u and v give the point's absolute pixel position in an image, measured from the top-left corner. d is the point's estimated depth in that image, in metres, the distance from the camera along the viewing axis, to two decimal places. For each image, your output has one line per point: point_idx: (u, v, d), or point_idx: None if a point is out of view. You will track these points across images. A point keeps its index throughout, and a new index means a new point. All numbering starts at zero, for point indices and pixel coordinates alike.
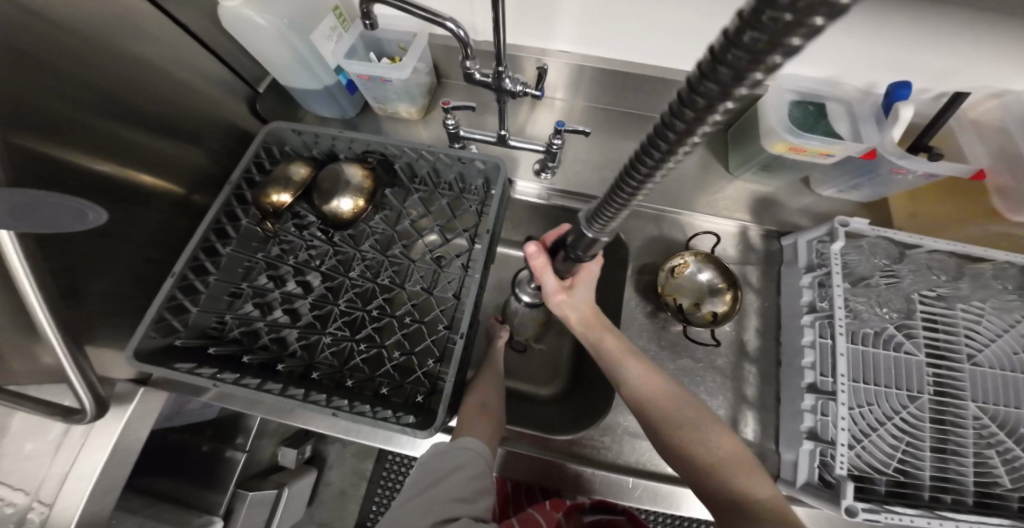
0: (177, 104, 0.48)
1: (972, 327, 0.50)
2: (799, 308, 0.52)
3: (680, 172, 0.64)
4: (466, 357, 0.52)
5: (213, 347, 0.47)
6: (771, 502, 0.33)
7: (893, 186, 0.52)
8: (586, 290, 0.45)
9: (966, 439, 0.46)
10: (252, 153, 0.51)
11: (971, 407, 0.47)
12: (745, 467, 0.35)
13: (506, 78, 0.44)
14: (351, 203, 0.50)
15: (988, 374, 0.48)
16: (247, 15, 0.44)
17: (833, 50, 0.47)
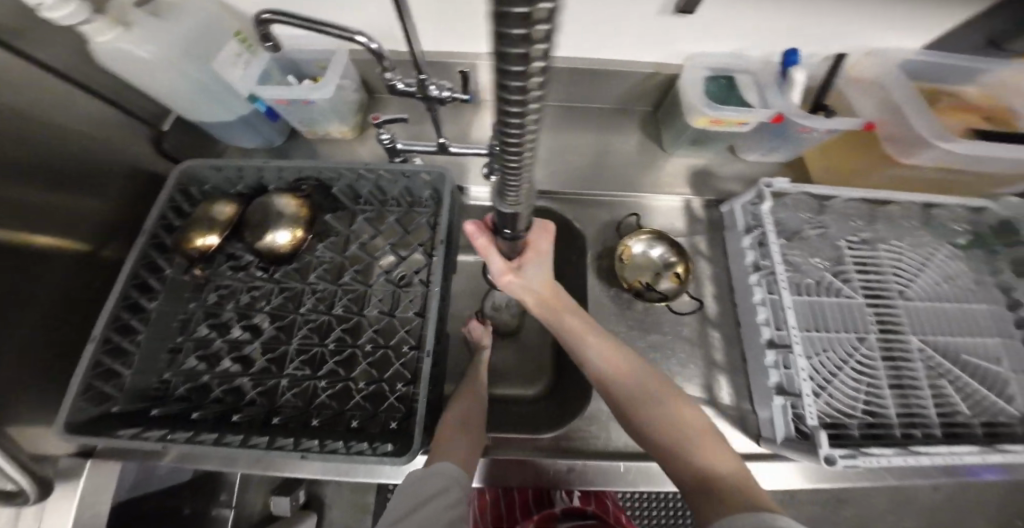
0: (71, 153, 0.43)
1: (903, 265, 0.54)
2: (745, 269, 0.54)
3: (622, 156, 0.66)
4: (439, 375, 0.51)
5: (157, 408, 0.43)
6: (735, 473, 0.32)
7: (804, 143, 0.56)
8: (536, 267, 0.45)
9: (917, 374, 0.50)
10: (164, 198, 0.48)
11: (916, 341, 0.52)
12: (708, 434, 0.36)
13: (430, 85, 0.42)
14: (289, 235, 0.47)
15: (920, 308, 0.53)
16: (129, 50, 0.40)
17: (737, 28, 0.50)
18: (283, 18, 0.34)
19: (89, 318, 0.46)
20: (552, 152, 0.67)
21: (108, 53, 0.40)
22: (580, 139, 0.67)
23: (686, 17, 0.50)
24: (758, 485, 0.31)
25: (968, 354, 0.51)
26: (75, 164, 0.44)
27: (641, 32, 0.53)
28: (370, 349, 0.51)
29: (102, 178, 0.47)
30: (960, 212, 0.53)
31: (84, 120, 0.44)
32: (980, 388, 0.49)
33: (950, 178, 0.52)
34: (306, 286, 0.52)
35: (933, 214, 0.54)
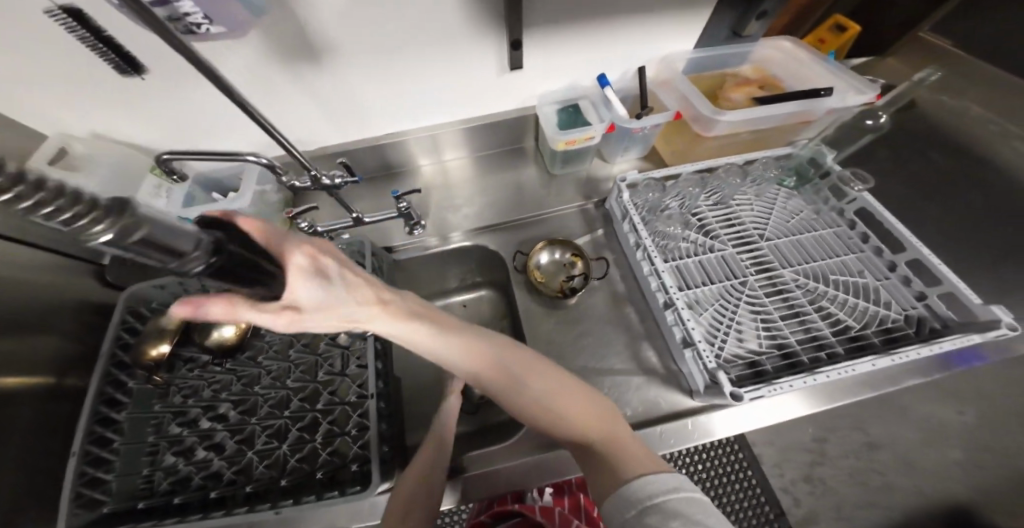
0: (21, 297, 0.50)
1: (761, 215, 0.65)
2: (631, 248, 0.64)
3: (522, 187, 0.77)
4: (390, 414, 0.56)
5: (144, 501, 0.48)
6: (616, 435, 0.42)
7: (646, 139, 0.69)
8: (312, 287, 0.32)
9: (802, 301, 0.57)
10: (117, 321, 0.54)
11: (788, 273, 0.60)
12: (574, 407, 0.44)
13: (323, 177, 0.50)
14: (233, 327, 0.54)
15: (784, 244, 0.62)
16: None
17: (552, 65, 0.65)
18: (191, 154, 0.44)
19: (57, 443, 0.50)
20: (462, 198, 0.77)
21: (31, 209, 0.47)
22: (483, 182, 0.78)
23: (520, 71, 0.64)
24: (615, 437, 0.42)
25: (834, 273, 0.59)
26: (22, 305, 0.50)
27: (489, 88, 0.67)
28: (328, 408, 0.55)
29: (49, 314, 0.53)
30: (770, 160, 0.67)
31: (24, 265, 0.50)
32: (862, 302, 0.56)
33: (749, 139, 0.67)
34: (261, 369, 0.57)
35: (752, 167, 0.66)
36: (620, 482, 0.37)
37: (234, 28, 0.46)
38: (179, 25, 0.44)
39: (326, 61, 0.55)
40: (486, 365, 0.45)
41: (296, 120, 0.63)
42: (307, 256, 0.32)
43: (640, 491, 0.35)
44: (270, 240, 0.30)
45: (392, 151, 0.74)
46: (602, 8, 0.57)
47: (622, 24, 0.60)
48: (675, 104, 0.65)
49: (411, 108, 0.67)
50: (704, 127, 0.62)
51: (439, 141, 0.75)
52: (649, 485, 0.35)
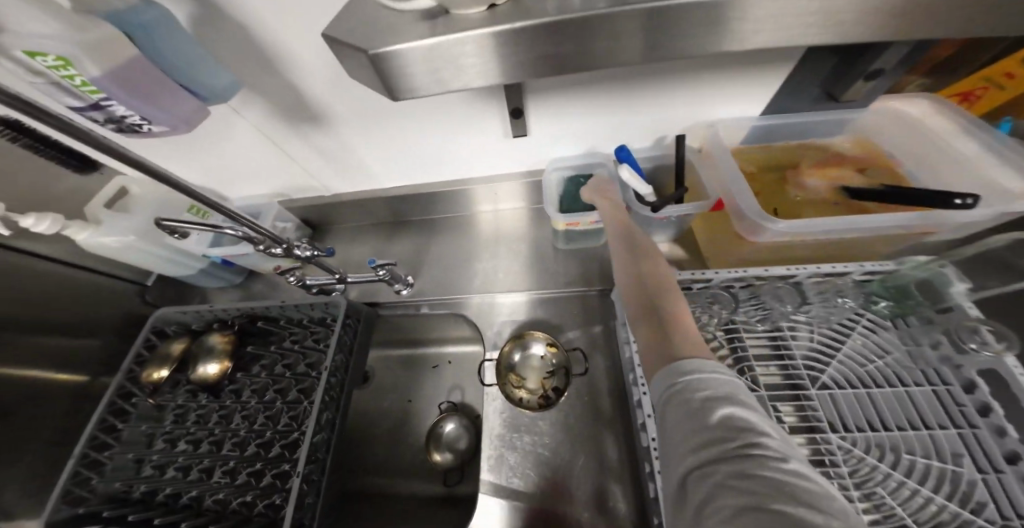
0: (70, 311, 0.60)
1: (812, 351, 0.50)
2: (626, 363, 0.52)
3: (524, 254, 0.69)
4: (321, 486, 0.53)
5: (108, 511, 0.50)
6: (679, 314, 0.36)
7: (674, 225, 0.56)
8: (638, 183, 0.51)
9: (846, 480, 0.41)
10: (142, 339, 0.62)
11: (837, 437, 0.44)
12: (672, 305, 0.37)
13: (294, 248, 0.52)
14: (216, 366, 0.58)
15: (842, 396, 0.46)
16: (102, 242, 0.57)
17: (564, 133, 0.56)
18: (187, 224, 0.48)
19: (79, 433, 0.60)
20: (459, 256, 0.72)
21: (88, 245, 0.56)
22: (487, 243, 0.72)
23: (527, 137, 0.57)
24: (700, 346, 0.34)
25: (902, 445, 0.42)
26: (71, 317, 0.61)
27: (495, 151, 0.61)
28: (276, 460, 0.55)
29: (93, 325, 0.63)
30: (854, 283, 0.51)
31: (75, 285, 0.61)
32: (934, 494, 0.39)
33: (822, 247, 0.50)
34: (237, 405, 0.60)
35: (817, 287, 0.51)
36: (670, 377, 0.32)
37: (182, 126, 0.40)
38: (126, 127, 0.38)
39: (327, 123, 0.56)
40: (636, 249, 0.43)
41: (309, 170, 0.66)
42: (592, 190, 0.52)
43: (681, 391, 0.31)
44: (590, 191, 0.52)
45: (398, 203, 0.73)
46: (625, 74, 0.46)
47: (651, 91, 0.49)
48: (716, 190, 0.51)
49: (415, 167, 0.65)
50: (748, 231, 0.47)
51: (444, 197, 0.71)
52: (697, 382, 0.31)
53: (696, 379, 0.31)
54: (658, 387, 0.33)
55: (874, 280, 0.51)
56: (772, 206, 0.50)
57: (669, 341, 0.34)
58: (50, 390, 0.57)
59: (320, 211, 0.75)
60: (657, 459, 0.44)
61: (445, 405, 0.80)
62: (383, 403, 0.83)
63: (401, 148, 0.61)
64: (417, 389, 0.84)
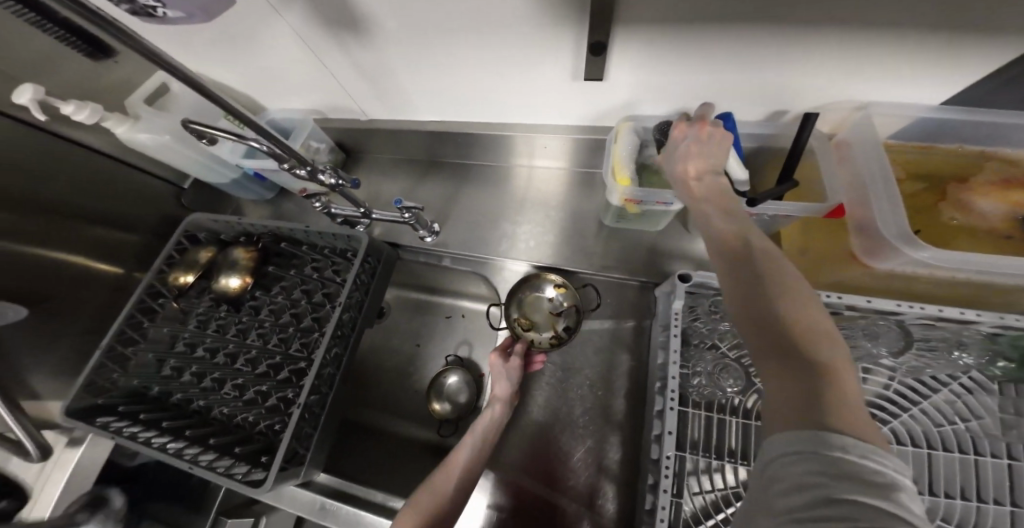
0: (112, 203, 0.61)
1: (881, 400, 0.43)
2: (654, 372, 0.45)
3: (564, 223, 0.61)
4: (320, 418, 0.54)
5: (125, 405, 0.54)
6: (817, 343, 0.21)
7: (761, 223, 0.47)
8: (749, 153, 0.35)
9: None
10: (173, 241, 0.62)
11: None
12: (809, 332, 0.21)
13: (320, 172, 0.46)
14: (238, 280, 0.57)
15: (898, 453, 0.41)
16: (136, 137, 0.55)
17: (648, 85, 0.45)
18: (215, 130, 0.41)
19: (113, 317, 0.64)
20: (490, 211, 0.65)
21: (125, 138, 0.55)
22: (523, 201, 0.64)
23: (601, 82, 0.46)
24: (855, 405, 0.19)
25: (946, 519, 0.38)
26: (113, 210, 0.62)
27: (560, 97, 0.51)
28: (282, 383, 0.57)
29: (132, 221, 0.64)
30: (980, 336, 0.40)
31: (117, 179, 0.61)
32: None
33: (954, 288, 0.39)
34: (254, 323, 0.61)
35: (923, 331, 0.41)
36: (787, 435, 0.19)
37: None
38: None
39: (365, 35, 0.47)
40: (742, 241, 0.28)
41: (348, 90, 0.60)
42: (688, 154, 0.36)
43: (797, 460, 0.18)
44: (692, 152, 0.36)
45: (435, 142, 0.66)
46: (772, 18, 0.33)
47: (797, 46, 0.36)
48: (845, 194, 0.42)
49: (460, 101, 0.57)
50: (871, 253, 0.39)
51: (485, 142, 0.63)
52: (826, 447, 0.18)
53: (830, 446, 0.18)
54: (779, 446, 0.19)
55: (1005, 338, 0.39)
56: (915, 225, 0.40)
57: (801, 388, 0.20)
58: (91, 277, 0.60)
59: (354, 136, 0.70)
60: (668, 479, 0.37)
61: (451, 358, 0.80)
62: (392, 341, 0.84)
63: (445, 76, 0.52)
64: (427, 335, 0.83)
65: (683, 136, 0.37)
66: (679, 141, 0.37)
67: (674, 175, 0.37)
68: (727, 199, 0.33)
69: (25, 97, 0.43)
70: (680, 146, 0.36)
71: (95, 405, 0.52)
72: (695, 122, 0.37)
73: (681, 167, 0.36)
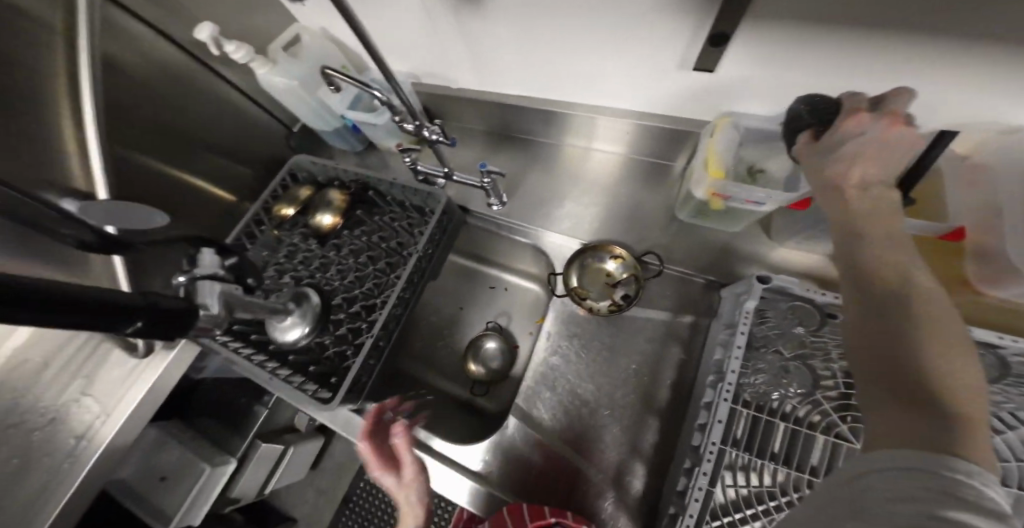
0: (238, 134, 0.70)
1: None
2: (710, 366, 0.46)
3: (635, 213, 0.62)
4: (384, 352, 0.60)
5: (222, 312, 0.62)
6: (954, 388, 0.22)
7: None
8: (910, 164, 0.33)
9: None
10: (279, 178, 0.71)
11: None
12: (951, 376, 0.22)
13: (423, 128, 0.50)
14: (331, 218, 0.64)
15: None
16: (270, 78, 0.62)
17: (759, 81, 0.45)
18: (343, 76, 0.48)
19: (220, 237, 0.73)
20: (563, 191, 0.67)
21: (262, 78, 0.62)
22: (595, 184, 0.66)
23: (710, 74, 0.46)
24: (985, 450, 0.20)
25: None
26: (236, 141, 0.71)
27: (659, 83, 0.51)
28: (355, 317, 0.62)
29: (249, 153, 0.73)
30: None
31: (244, 116, 0.70)
32: None
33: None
34: (335, 259, 0.67)
35: (1021, 367, 0.39)
36: (898, 451, 0.21)
37: None
38: None
39: (483, 7, 0.50)
40: (898, 274, 0.28)
41: (451, 58, 0.63)
42: (850, 155, 0.33)
43: (905, 473, 0.20)
44: (858, 153, 0.33)
45: (518, 115, 0.68)
46: (926, 18, 0.32)
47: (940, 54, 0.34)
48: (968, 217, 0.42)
49: (556, 80, 0.58)
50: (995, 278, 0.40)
51: (568, 122, 0.64)
52: (946, 467, 0.19)
53: (953, 469, 0.19)
54: (884, 457, 0.21)
55: None
56: None
57: (926, 418, 0.21)
58: (211, 197, 0.69)
59: (444, 103, 0.74)
60: (710, 465, 0.38)
61: (491, 324, 0.84)
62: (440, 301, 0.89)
63: (550, 54, 0.54)
64: (471, 301, 0.88)
65: (854, 129, 0.33)
66: (848, 133, 0.34)
67: (825, 177, 0.34)
68: (881, 220, 0.31)
69: (204, 33, 0.51)
70: (848, 142, 0.33)
71: None
72: (882, 115, 0.32)
73: (841, 166, 0.33)
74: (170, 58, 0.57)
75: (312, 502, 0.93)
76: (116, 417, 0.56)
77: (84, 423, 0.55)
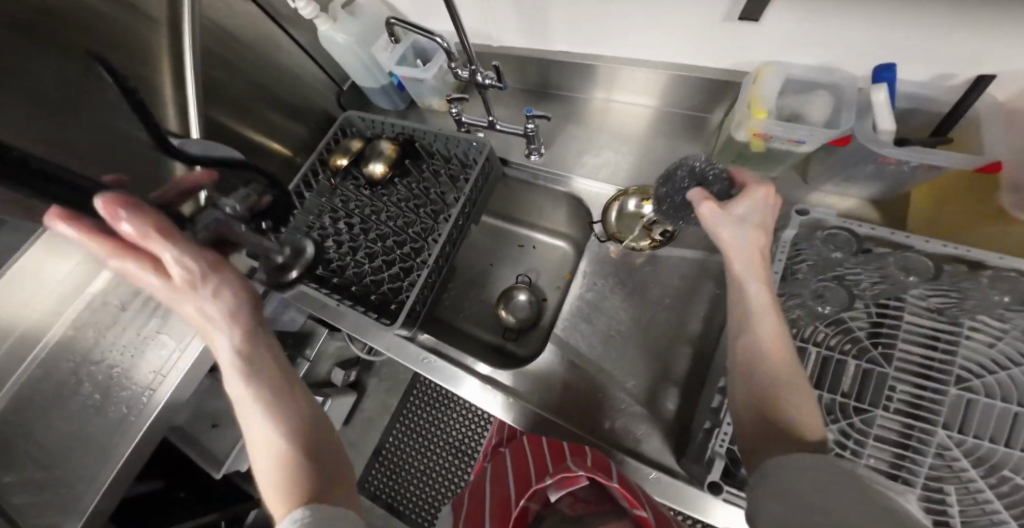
0: (297, 92, 0.76)
1: None
2: (744, 295, 0.49)
3: (670, 164, 0.65)
4: (434, 288, 0.65)
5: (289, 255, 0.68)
6: (792, 412, 0.33)
7: (891, 178, 0.49)
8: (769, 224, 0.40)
9: (919, 468, 0.36)
10: (332, 132, 0.76)
11: (944, 435, 0.36)
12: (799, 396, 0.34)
13: (479, 74, 0.55)
14: (382, 167, 0.69)
15: (984, 407, 0.37)
16: (328, 35, 0.67)
17: (803, 24, 0.47)
18: (407, 25, 0.55)
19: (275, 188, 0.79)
20: (599, 145, 0.71)
21: (320, 35, 0.67)
22: (631, 137, 0.69)
23: (754, 20, 0.48)
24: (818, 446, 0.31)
25: None
26: (293, 98, 0.76)
27: (701, 32, 0.53)
28: (406, 258, 0.67)
29: (303, 110, 0.79)
30: None
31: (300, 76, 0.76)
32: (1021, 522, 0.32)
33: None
34: (385, 207, 0.72)
35: None
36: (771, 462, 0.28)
37: None
38: None
39: None
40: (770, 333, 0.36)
41: (494, 16, 0.66)
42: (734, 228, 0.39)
43: (812, 470, 0.25)
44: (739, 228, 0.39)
45: (557, 71, 0.70)
46: None
47: None
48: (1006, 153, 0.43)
49: (598, 34, 0.61)
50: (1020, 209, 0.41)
51: (607, 76, 0.67)
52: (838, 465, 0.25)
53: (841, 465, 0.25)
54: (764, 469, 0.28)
55: None
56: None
57: (778, 443, 0.32)
58: (271, 151, 0.75)
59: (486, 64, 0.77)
60: None
61: (521, 279, 0.86)
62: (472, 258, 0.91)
63: (594, 6, 0.56)
64: (501, 258, 0.90)
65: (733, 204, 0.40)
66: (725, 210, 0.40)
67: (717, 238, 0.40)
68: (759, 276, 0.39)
69: None
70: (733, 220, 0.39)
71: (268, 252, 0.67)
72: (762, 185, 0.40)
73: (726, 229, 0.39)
74: (251, 31, 0.64)
75: (353, 441, 1.00)
76: (191, 354, 0.62)
77: (162, 359, 0.62)
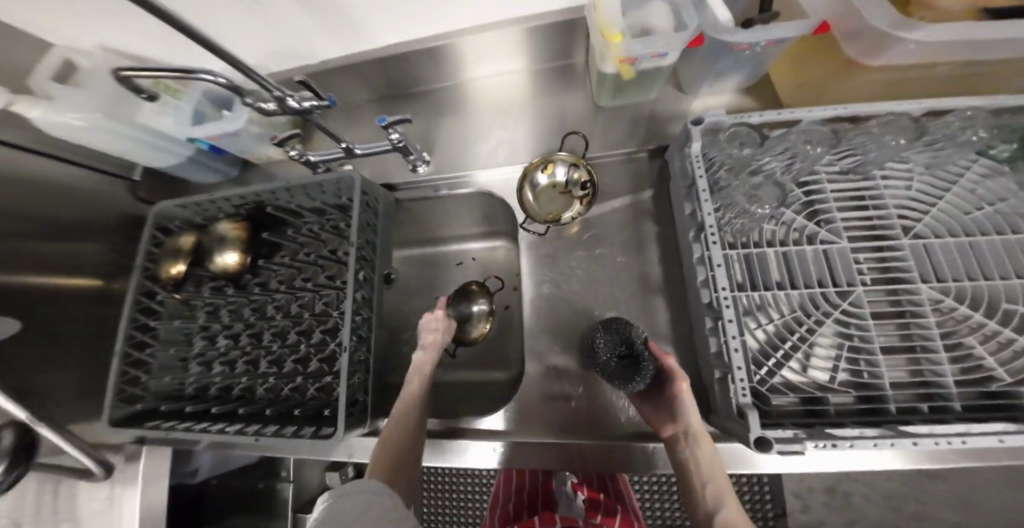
0: (61, 208, 0.55)
1: (909, 203, 0.43)
2: (685, 224, 0.45)
3: (558, 120, 0.60)
4: (369, 364, 0.53)
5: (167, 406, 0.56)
6: None
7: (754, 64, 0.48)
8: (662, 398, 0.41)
9: (930, 328, 0.40)
10: (146, 238, 0.57)
11: (928, 290, 0.41)
12: None
13: (288, 98, 0.42)
14: (234, 255, 0.54)
15: (941, 246, 0.41)
16: (61, 120, 0.47)
17: None
18: (162, 71, 0.40)
19: (92, 335, 0.59)
20: (478, 129, 0.63)
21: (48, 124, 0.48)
22: (508, 110, 0.63)
23: None
24: None
25: (1010, 302, 0.39)
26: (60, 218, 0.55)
27: None
28: (321, 345, 0.55)
29: (85, 227, 0.58)
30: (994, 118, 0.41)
31: (60, 187, 0.54)
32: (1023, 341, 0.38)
33: (968, 65, 0.41)
34: (268, 297, 0.59)
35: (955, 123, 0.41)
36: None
37: None
38: None
39: None
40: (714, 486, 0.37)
41: (292, 29, 0.53)
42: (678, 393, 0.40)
43: None
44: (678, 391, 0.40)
45: (400, 66, 0.60)
46: None
47: None
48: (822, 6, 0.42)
49: (419, 10, 0.51)
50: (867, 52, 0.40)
51: (452, 54, 0.58)
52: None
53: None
54: None
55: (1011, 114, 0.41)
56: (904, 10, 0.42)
57: None
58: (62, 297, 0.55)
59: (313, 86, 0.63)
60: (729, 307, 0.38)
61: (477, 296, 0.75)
62: (410, 299, 0.79)
63: None
64: (441, 284, 0.79)
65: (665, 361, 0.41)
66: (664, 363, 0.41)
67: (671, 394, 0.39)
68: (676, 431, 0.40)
69: None
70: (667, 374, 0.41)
71: (134, 411, 0.56)
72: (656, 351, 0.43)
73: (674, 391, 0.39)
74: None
75: None
76: None
77: None
